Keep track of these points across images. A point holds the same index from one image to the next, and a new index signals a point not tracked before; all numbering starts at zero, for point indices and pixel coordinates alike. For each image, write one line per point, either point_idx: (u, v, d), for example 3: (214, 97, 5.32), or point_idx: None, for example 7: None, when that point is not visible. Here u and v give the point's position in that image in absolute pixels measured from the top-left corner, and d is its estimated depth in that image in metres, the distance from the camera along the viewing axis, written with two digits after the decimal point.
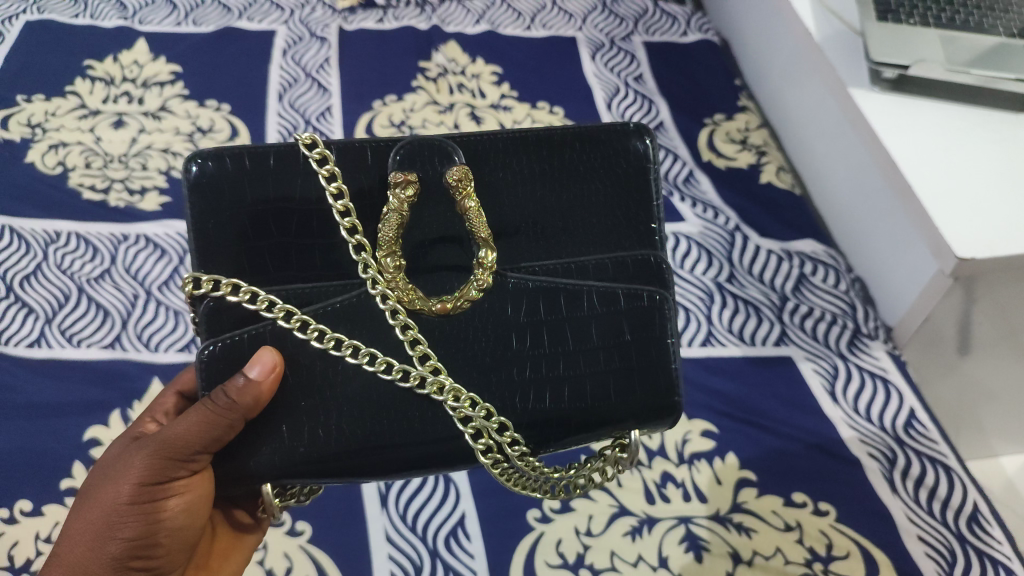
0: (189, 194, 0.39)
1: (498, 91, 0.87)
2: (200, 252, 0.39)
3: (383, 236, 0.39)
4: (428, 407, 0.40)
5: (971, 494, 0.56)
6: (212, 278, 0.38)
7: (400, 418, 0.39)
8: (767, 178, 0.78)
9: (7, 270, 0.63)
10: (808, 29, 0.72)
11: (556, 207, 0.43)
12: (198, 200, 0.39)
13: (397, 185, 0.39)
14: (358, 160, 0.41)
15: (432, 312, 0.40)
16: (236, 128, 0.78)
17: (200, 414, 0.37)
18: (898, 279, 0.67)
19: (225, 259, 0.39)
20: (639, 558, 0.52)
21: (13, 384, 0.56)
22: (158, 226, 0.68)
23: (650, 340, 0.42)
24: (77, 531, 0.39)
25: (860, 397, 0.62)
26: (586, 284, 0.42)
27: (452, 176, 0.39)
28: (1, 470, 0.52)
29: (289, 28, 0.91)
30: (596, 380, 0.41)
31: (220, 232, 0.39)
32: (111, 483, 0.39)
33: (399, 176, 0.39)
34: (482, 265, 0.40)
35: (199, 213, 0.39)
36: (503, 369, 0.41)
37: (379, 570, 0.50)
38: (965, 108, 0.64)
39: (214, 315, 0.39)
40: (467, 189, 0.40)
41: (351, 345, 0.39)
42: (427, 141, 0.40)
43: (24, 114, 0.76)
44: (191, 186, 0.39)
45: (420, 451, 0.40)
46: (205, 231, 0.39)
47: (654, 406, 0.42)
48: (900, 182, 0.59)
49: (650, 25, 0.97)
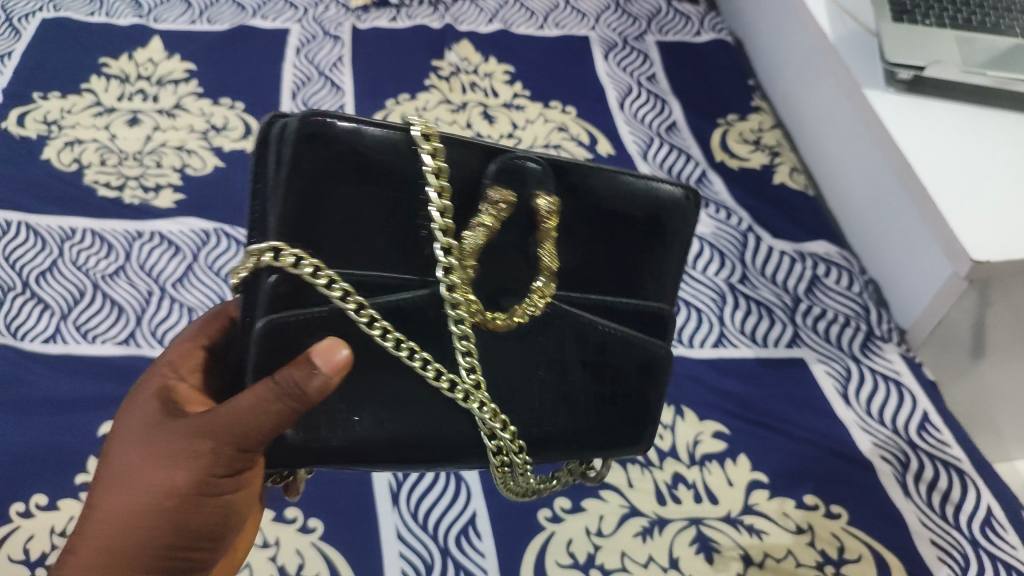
0: (295, 147, 0.34)
1: (510, 90, 0.87)
2: (282, 213, 0.34)
3: (469, 246, 0.37)
4: (455, 411, 0.39)
5: (984, 498, 0.55)
6: (294, 254, 0.34)
7: (428, 415, 0.39)
8: (780, 179, 0.78)
9: (23, 265, 0.63)
10: (822, 29, 0.72)
11: (599, 243, 0.42)
12: (300, 157, 0.34)
13: (495, 203, 0.38)
14: (456, 158, 0.37)
15: (486, 327, 0.39)
16: (250, 125, 0.79)
17: (258, 408, 0.35)
18: (910, 285, 0.67)
19: (303, 228, 0.34)
20: (650, 559, 0.52)
21: (28, 379, 0.57)
22: (172, 223, 0.69)
23: (648, 382, 0.45)
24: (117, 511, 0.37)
25: (873, 400, 0.61)
26: (608, 325, 0.43)
27: (545, 207, 0.39)
28: (15, 464, 0.52)
29: (303, 26, 0.92)
30: (598, 419, 0.43)
31: (310, 198, 0.34)
32: (158, 469, 0.37)
33: (500, 195, 0.38)
34: (540, 293, 0.40)
35: (296, 171, 0.34)
36: (525, 396, 0.41)
37: (390, 568, 0.50)
38: (980, 109, 0.64)
39: (282, 292, 0.35)
40: (552, 221, 0.39)
41: (410, 347, 0.37)
42: (524, 163, 0.38)
43: (40, 111, 0.76)
44: (298, 136, 0.34)
45: (437, 450, 0.39)
46: (293, 190, 0.34)
47: (642, 437, 0.46)
48: (914, 185, 0.59)
49: (663, 24, 0.97)
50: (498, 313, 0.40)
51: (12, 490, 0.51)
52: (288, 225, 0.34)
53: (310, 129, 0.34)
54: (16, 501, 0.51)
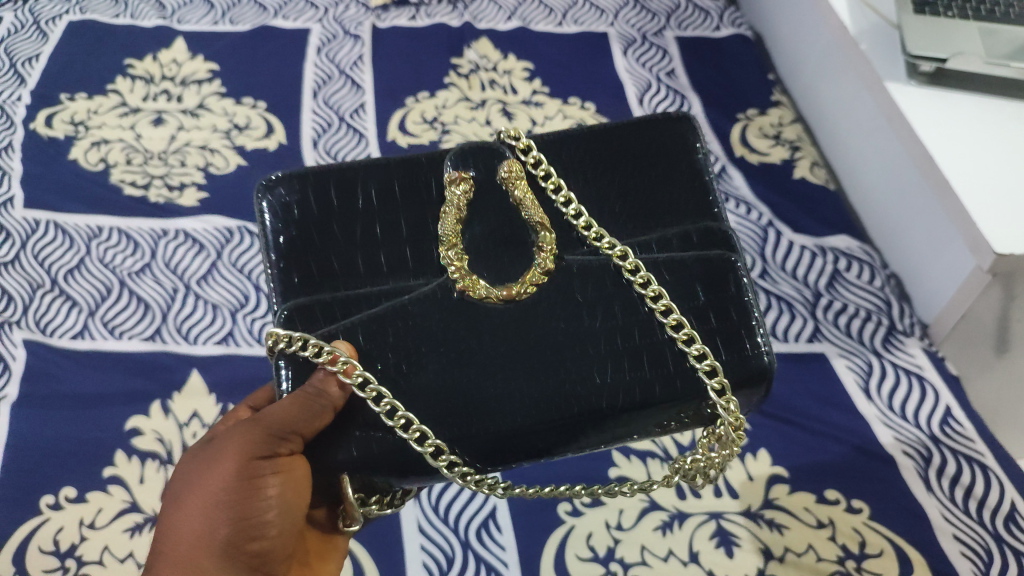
0: (263, 211, 0.45)
1: (530, 87, 0.87)
2: (323, 245, 0.45)
3: (445, 231, 0.44)
4: (417, 368, 0.41)
5: (1008, 492, 0.55)
6: (301, 337, 0.41)
7: (445, 366, 0.41)
8: (800, 174, 0.78)
9: (52, 263, 0.65)
10: (843, 23, 0.71)
11: (556, 309, 0.42)
12: (273, 212, 0.45)
13: (452, 183, 0.45)
14: (415, 166, 0.47)
15: (498, 300, 0.42)
16: (272, 124, 0.80)
17: (293, 398, 0.39)
18: (936, 275, 0.66)
19: (356, 254, 0.45)
20: (670, 552, 0.52)
21: (59, 374, 0.58)
22: (196, 221, 0.69)
23: (655, 364, 0.42)
24: (186, 524, 0.38)
25: (894, 395, 0.61)
26: (626, 353, 0.42)
27: (449, 177, 0.45)
28: (44, 457, 0.53)
29: (323, 26, 0.92)
30: (599, 372, 0.41)
31: (302, 232, 0.45)
32: (207, 472, 0.39)
33: (453, 175, 0.45)
34: (541, 248, 0.44)
35: (278, 220, 0.45)
36: (485, 390, 0.41)
37: (412, 561, 0.51)
38: (1004, 101, 0.63)
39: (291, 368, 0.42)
40: (516, 180, 0.45)
41: (417, 430, 0.39)
42: (472, 146, 0.46)
43: (67, 112, 0.78)
44: (263, 207, 0.46)
45: (470, 396, 0.41)
46: (296, 228, 0.45)
47: (678, 383, 0.42)
48: (936, 177, 0.58)
49: (683, 20, 0.96)
50: (505, 286, 0.43)
51: (43, 482, 0.52)
52: (329, 259, 0.44)
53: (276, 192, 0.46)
54: (46, 493, 0.52)
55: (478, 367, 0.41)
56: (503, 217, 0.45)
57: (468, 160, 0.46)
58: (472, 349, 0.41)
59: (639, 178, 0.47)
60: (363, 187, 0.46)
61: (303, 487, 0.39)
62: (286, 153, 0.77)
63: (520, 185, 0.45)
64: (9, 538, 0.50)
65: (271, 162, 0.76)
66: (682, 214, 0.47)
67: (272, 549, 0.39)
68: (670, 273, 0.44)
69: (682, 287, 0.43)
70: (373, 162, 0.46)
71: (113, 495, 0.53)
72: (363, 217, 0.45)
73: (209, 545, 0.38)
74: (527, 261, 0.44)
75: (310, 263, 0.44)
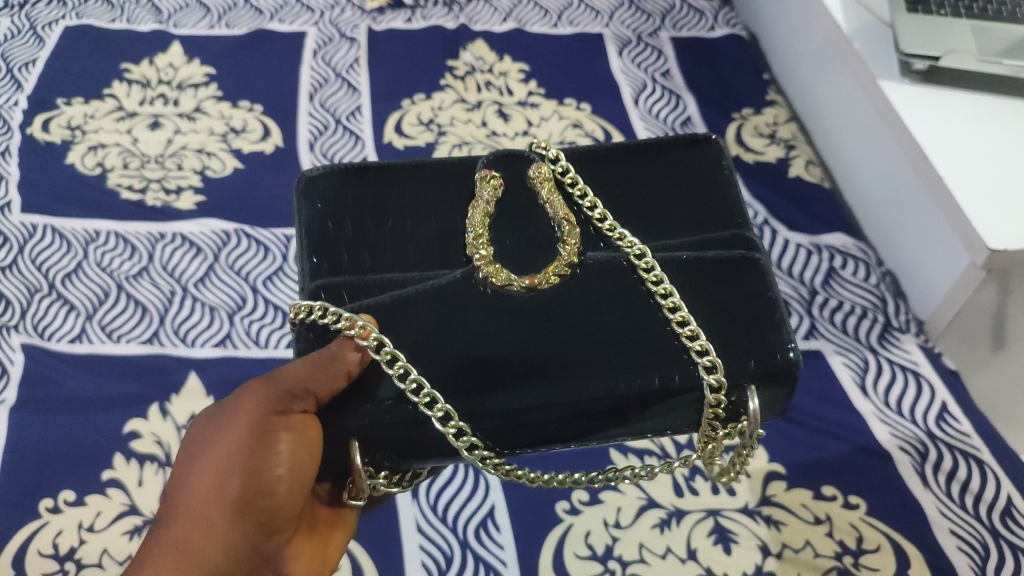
0: (303, 196, 0.48)
1: (525, 88, 0.87)
2: (353, 230, 0.47)
3: (472, 223, 0.45)
4: (435, 344, 0.41)
5: (1004, 488, 0.55)
6: (323, 307, 0.42)
7: (461, 344, 0.41)
8: (796, 172, 0.78)
9: (49, 268, 0.65)
10: (836, 22, 0.71)
11: (573, 300, 0.42)
12: (312, 197, 0.48)
13: (484, 180, 0.47)
14: (450, 168, 0.49)
15: (521, 289, 0.43)
16: (268, 128, 0.80)
17: (306, 363, 0.39)
18: (931, 271, 0.66)
19: (381, 242, 0.46)
20: (668, 550, 0.52)
21: (56, 378, 0.58)
22: (194, 224, 0.70)
23: (670, 354, 0.41)
24: (203, 477, 0.39)
25: (891, 391, 0.61)
26: (641, 344, 0.41)
27: (482, 175, 0.47)
28: (42, 460, 0.54)
29: (319, 29, 0.93)
30: (612, 359, 0.41)
31: (336, 216, 0.47)
32: (226, 427, 0.40)
33: (485, 173, 0.47)
34: (565, 242, 0.44)
35: (315, 204, 0.48)
36: (500, 366, 0.40)
37: (411, 560, 0.51)
38: (997, 98, 0.64)
39: (311, 342, 0.43)
40: (545, 181, 0.47)
41: (429, 394, 0.39)
42: (508, 152, 0.48)
43: (64, 117, 0.78)
44: (302, 193, 0.48)
45: (483, 372, 0.40)
46: (332, 213, 0.47)
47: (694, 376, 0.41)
48: (930, 174, 0.59)
49: (678, 20, 0.97)
50: (528, 276, 0.43)
51: (41, 486, 0.52)
52: (357, 246, 0.46)
53: (317, 180, 0.49)
54: (45, 497, 0.52)
55: (495, 349, 0.41)
56: (529, 219, 0.46)
57: (502, 164, 0.48)
58: (489, 331, 0.41)
59: (655, 182, 0.49)
60: (398, 183, 0.48)
61: (316, 452, 0.40)
62: (283, 155, 0.77)
63: (547, 185, 0.47)
64: (8, 541, 0.50)
65: (268, 165, 0.76)
66: (701, 214, 0.47)
67: (280, 510, 0.39)
68: (685, 271, 0.44)
69: (694, 285, 0.43)
70: (411, 164, 0.49)
71: (112, 498, 0.53)
72: (392, 209, 0.47)
73: (222, 500, 0.38)
74: (547, 255, 0.45)
75: (339, 247, 0.46)
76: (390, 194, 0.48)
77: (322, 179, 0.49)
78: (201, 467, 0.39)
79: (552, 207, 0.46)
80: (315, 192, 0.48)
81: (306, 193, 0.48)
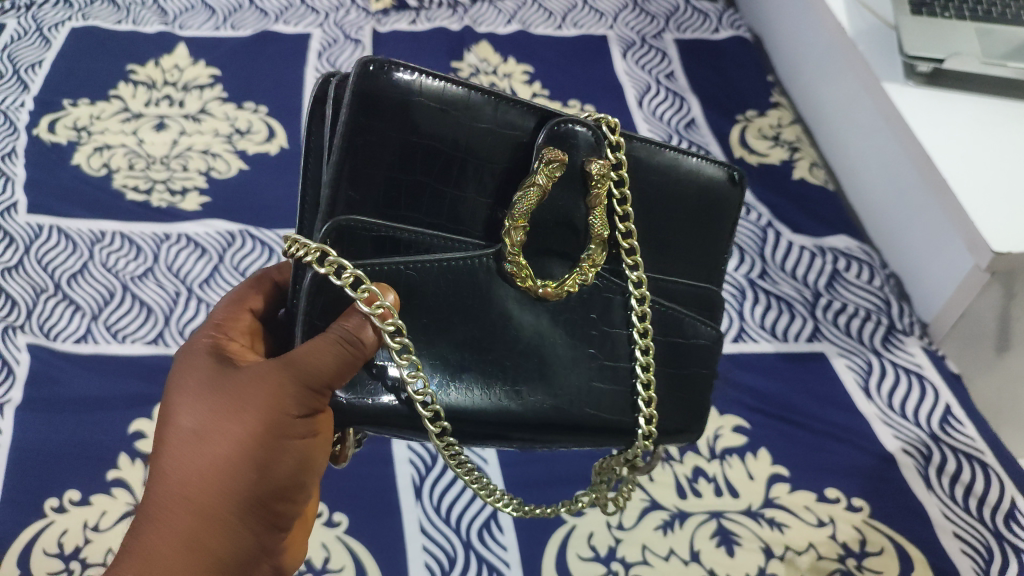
0: (359, 93, 0.36)
1: (530, 89, 0.87)
2: (391, 180, 0.38)
3: (517, 211, 0.39)
4: (444, 343, 0.39)
5: (1008, 491, 0.55)
6: (354, 275, 0.37)
7: (469, 342, 0.39)
8: (800, 174, 0.78)
9: (55, 269, 0.65)
10: (840, 23, 0.71)
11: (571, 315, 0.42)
12: (367, 105, 0.37)
13: (550, 162, 0.39)
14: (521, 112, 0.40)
15: (534, 294, 0.40)
16: (273, 128, 0.80)
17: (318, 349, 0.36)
18: (936, 274, 0.66)
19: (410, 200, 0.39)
20: (671, 552, 0.52)
21: (61, 378, 0.58)
22: (199, 225, 0.70)
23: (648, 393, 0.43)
24: (207, 474, 0.37)
25: (894, 394, 0.61)
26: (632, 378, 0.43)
27: (550, 156, 0.39)
28: (47, 459, 0.54)
29: (324, 30, 0.93)
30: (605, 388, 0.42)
31: (381, 145, 0.37)
32: (233, 419, 0.37)
33: (554, 154, 0.39)
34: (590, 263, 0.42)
35: (366, 118, 0.37)
36: (499, 375, 0.40)
37: (414, 562, 0.51)
38: (1000, 101, 0.64)
39: (315, 289, 0.38)
40: (603, 184, 0.41)
41: (434, 409, 0.38)
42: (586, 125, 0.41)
43: (70, 118, 0.78)
44: (360, 90, 0.36)
45: (482, 378, 0.39)
46: (380, 142, 0.37)
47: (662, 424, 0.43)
48: (936, 180, 0.58)
49: (682, 22, 0.97)
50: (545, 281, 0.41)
51: (46, 486, 0.53)
52: (387, 197, 0.38)
53: (378, 81, 0.37)
54: (50, 496, 0.52)
55: (494, 355, 0.40)
56: (569, 215, 0.41)
57: (565, 143, 0.40)
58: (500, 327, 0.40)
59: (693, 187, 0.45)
60: (462, 127, 0.39)
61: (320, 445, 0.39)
62: (288, 156, 0.77)
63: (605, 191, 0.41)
64: (12, 541, 0.50)
65: (272, 166, 0.76)
66: (706, 245, 0.46)
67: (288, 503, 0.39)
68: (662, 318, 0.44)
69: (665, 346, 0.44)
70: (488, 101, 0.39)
71: (117, 498, 0.53)
72: (440, 165, 0.39)
73: (236, 501, 0.37)
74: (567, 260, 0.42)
75: (371, 193, 0.38)
76: (438, 125, 0.38)
77: (387, 83, 0.37)
78: (210, 460, 0.37)
79: (595, 219, 0.41)
80: (374, 104, 0.37)
81: (360, 90, 0.36)
